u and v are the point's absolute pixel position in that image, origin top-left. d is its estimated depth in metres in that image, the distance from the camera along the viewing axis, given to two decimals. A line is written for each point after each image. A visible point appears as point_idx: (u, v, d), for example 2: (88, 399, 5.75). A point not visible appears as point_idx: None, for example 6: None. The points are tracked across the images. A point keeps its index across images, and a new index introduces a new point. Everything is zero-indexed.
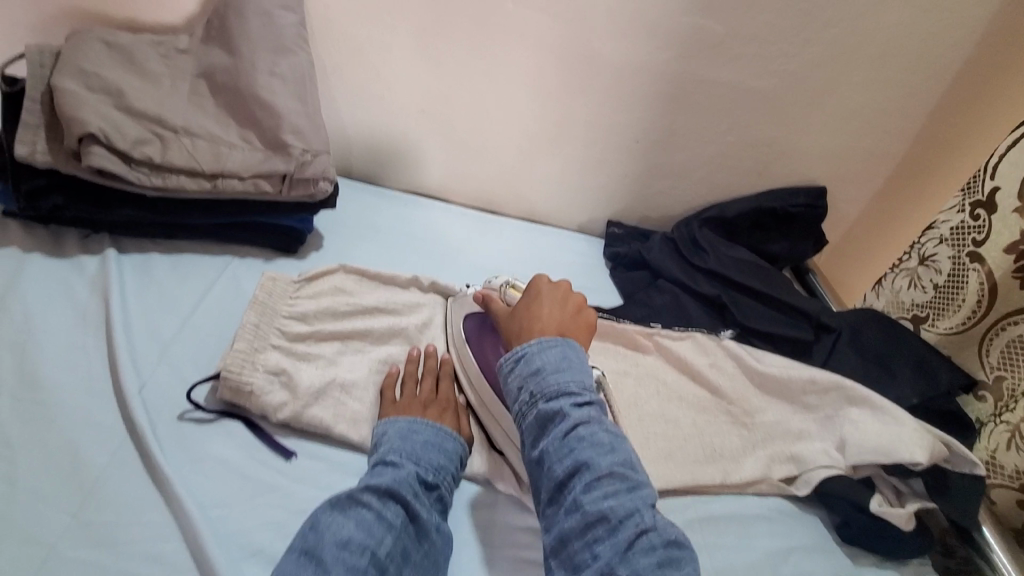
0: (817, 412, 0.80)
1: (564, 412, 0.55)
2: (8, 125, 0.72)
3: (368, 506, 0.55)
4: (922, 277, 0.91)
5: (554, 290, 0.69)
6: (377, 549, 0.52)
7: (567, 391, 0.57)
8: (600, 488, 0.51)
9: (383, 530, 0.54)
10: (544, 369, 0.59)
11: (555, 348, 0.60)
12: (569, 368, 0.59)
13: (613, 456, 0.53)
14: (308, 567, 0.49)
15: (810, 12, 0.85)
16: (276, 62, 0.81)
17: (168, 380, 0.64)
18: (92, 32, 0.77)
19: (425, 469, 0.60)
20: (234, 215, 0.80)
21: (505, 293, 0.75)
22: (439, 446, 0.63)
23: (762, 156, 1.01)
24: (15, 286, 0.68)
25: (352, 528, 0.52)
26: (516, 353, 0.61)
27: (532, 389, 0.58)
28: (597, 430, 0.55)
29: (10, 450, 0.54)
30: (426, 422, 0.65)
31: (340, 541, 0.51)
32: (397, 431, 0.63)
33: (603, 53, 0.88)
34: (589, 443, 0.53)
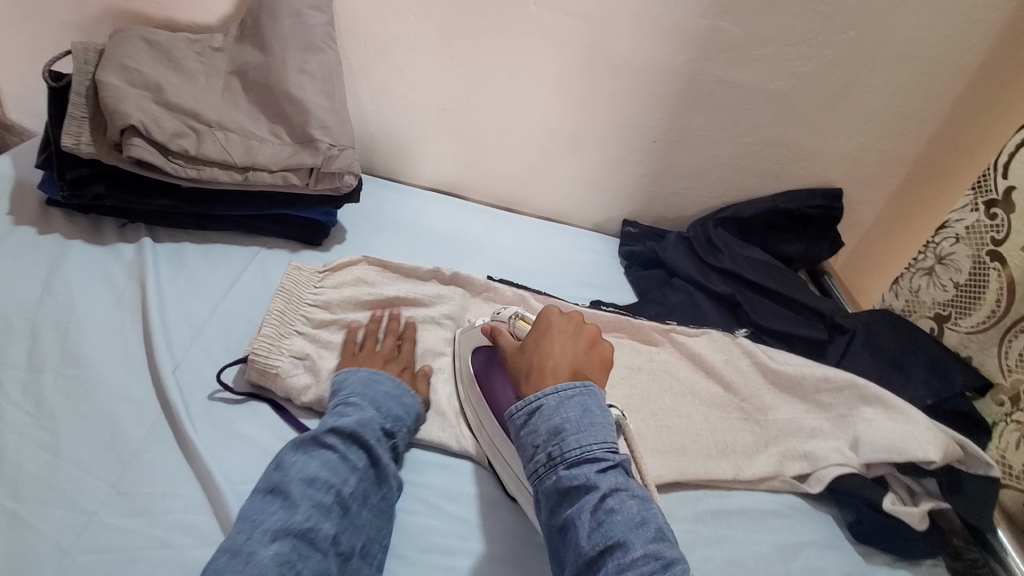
0: (830, 410, 0.81)
1: (591, 482, 0.52)
2: (55, 118, 0.76)
3: (333, 448, 0.58)
4: (940, 275, 0.91)
5: (566, 325, 0.64)
6: (340, 487, 0.55)
7: (591, 456, 0.53)
8: (636, 569, 0.46)
9: (346, 470, 0.57)
10: (564, 429, 0.54)
11: (574, 401, 0.56)
12: (592, 427, 0.54)
13: (646, 531, 0.49)
14: (275, 502, 0.53)
15: (829, 14, 0.86)
16: (306, 59, 0.84)
17: (200, 362, 0.67)
18: (134, 31, 0.81)
19: (385, 417, 0.63)
20: (263, 206, 0.82)
21: (515, 328, 0.69)
22: (399, 396, 0.66)
23: (780, 158, 1.01)
24: (58, 270, 0.71)
25: (317, 467, 0.56)
26: (530, 406, 0.57)
27: (553, 454, 0.54)
28: (626, 500, 0.51)
29: (53, 422, 0.58)
30: (387, 374, 0.68)
31: (306, 478, 0.55)
32: (358, 378, 0.66)
33: (623, 55, 0.90)
34: (620, 517, 0.50)
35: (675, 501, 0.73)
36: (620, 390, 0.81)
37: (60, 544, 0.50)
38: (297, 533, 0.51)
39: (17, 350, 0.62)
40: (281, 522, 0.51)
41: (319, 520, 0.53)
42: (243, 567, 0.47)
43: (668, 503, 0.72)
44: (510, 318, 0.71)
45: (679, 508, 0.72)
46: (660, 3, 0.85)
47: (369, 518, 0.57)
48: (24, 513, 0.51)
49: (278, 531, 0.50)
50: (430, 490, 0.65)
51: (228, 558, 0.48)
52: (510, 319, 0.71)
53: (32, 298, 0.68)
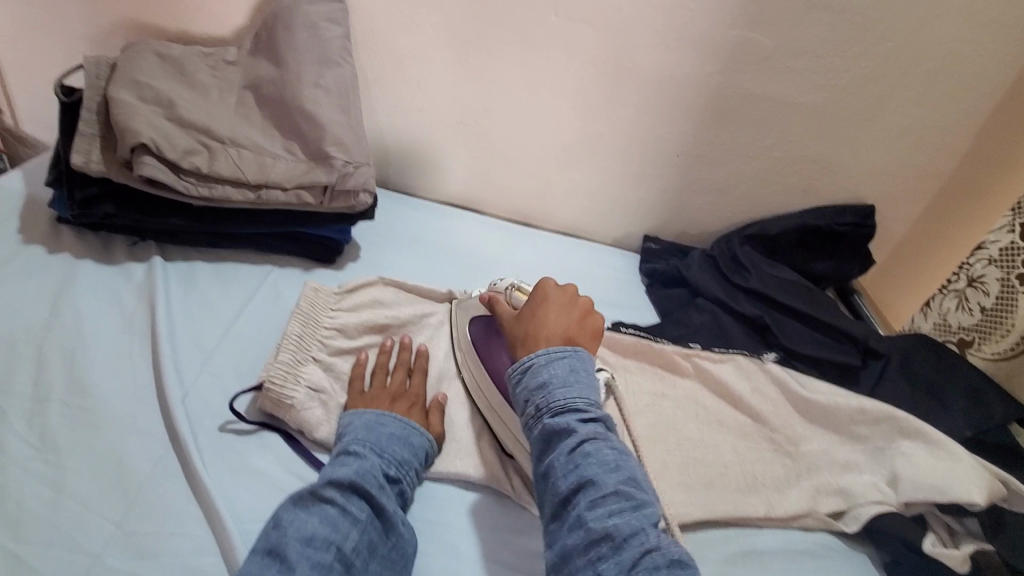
0: (867, 443, 0.77)
1: (571, 427, 0.53)
2: (66, 135, 0.74)
3: (332, 501, 0.53)
4: (970, 298, 0.87)
5: (561, 296, 0.65)
6: (342, 544, 0.51)
7: (573, 407, 0.55)
8: (604, 505, 0.49)
9: (348, 524, 0.52)
10: (551, 383, 0.56)
11: (564, 361, 0.58)
12: (577, 382, 0.57)
13: (619, 474, 0.51)
14: (272, 566, 0.48)
15: (865, 26, 0.82)
16: (321, 74, 0.82)
17: (209, 389, 0.64)
18: (147, 45, 0.80)
19: (388, 463, 0.59)
20: (277, 225, 0.80)
21: (511, 297, 0.72)
22: (403, 439, 0.62)
23: (809, 173, 0.97)
24: (67, 292, 0.70)
25: (316, 524, 0.51)
26: (522, 363, 0.59)
27: (538, 403, 0.56)
28: (603, 446, 0.52)
29: (58, 455, 0.56)
30: (394, 415, 0.64)
31: (304, 537, 0.50)
32: (362, 422, 0.62)
33: (646, 67, 0.87)
34: (595, 460, 0.51)
35: (702, 540, 0.69)
36: (643, 419, 0.78)
37: None
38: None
39: (23, 377, 0.61)
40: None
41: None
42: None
43: (695, 542, 0.69)
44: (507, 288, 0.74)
45: (707, 547, 0.69)
46: (687, 13, 0.81)
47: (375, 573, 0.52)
48: (25, 555, 0.49)
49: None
50: (447, 525, 0.62)
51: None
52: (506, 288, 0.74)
53: (40, 321, 0.66)
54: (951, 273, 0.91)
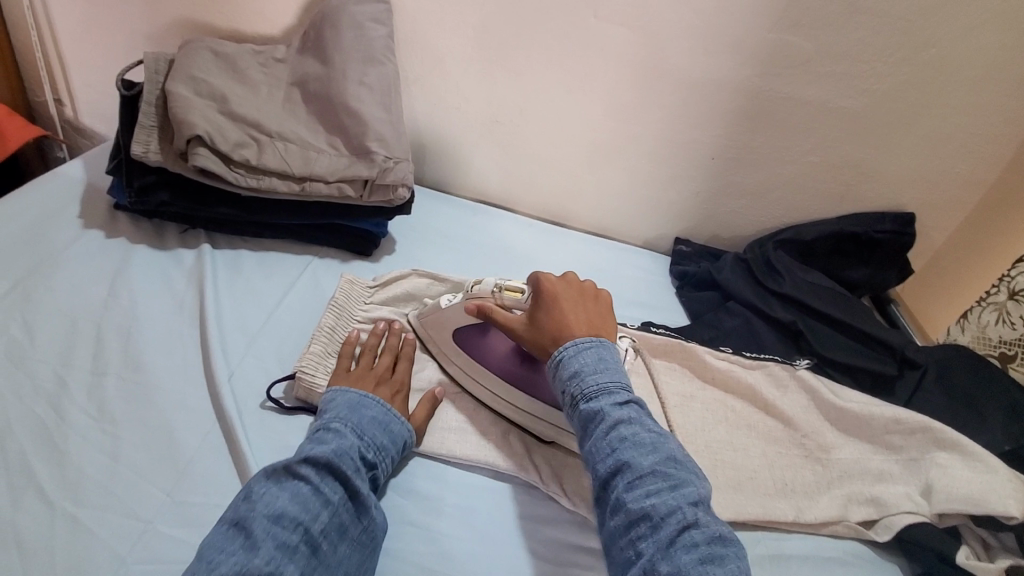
0: (901, 453, 0.76)
1: (604, 412, 0.54)
2: (126, 126, 0.78)
3: (306, 480, 0.54)
4: (1011, 312, 0.84)
5: (566, 288, 0.67)
6: (310, 525, 0.51)
7: (606, 391, 0.56)
8: (642, 486, 0.50)
9: (319, 505, 0.53)
10: (582, 371, 0.58)
11: (592, 350, 0.59)
12: (608, 368, 0.58)
13: (655, 455, 0.52)
14: (236, 540, 0.49)
15: (909, 30, 0.80)
16: (365, 72, 0.84)
17: (253, 371, 0.67)
18: (202, 42, 0.84)
19: (366, 446, 0.60)
20: (318, 216, 0.83)
21: (501, 301, 0.68)
22: (383, 423, 0.62)
23: (848, 179, 0.96)
24: (124, 274, 0.73)
25: (286, 501, 0.52)
26: (554, 355, 0.61)
27: (572, 391, 0.57)
28: (637, 429, 0.53)
29: (114, 426, 0.59)
30: (376, 400, 0.64)
31: (272, 514, 0.50)
32: (345, 401, 0.63)
33: (683, 69, 0.87)
34: (630, 443, 0.52)
35: None
36: (672, 419, 0.77)
37: (117, 552, 0.51)
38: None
39: (83, 353, 0.64)
40: (239, 564, 0.47)
41: (283, 563, 0.48)
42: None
43: None
44: (493, 290, 0.69)
45: None
46: (727, 17, 0.82)
47: (343, 555, 0.53)
48: (85, 519, 0.52)
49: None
50: (477, 513, 0.63)
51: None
52: (490, 291, 0.69)
53: (99, 302, 0.70)
54: (992, 285, 0.88)
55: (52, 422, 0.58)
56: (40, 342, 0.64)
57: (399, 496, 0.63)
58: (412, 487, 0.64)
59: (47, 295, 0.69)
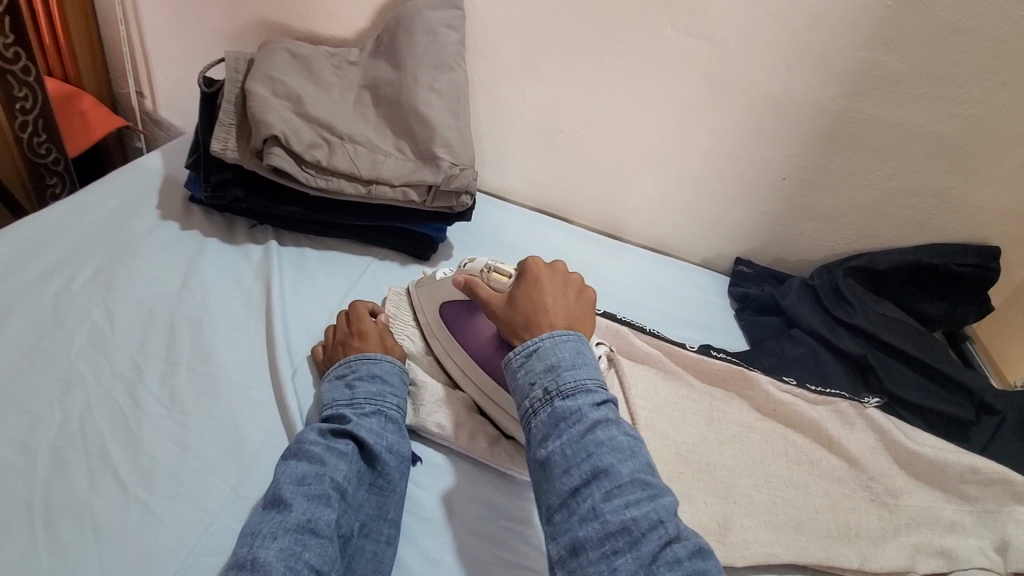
0: (976, 504, 0.72)
1: (582, 413, 0.52)
2: (206, 122, 0.81)
3: (316, 444, 0.56)
4: None
5: (554, 276, 0.66)
6: (333, 475, 0.54)
7: (584, 389, 0.54)
8: (621, 496, 0.48)
9: (336, 459, 0.56)
10: (560, 366, 0.55)
11: (570, 344, 0.57)
12: (585, 365, 0.56)
13: (633, 463, 0.50)
14: (271, 509, 0.52)
15: (1013, 54, 0.75)
16: (436, 77, 0.85)
17: (314, 371, 0.68)
18: (281, 43, 0.86)
19: (362, 403, 0.61)
20: (381, 219, 0.84)
21: (489, 278, 0.70)
22: (371, 375, 0.64)
23: (929, 207, 0.90)
24: (197, 267, 0.76)
25: (302, 466, 0.54)
26: (527, 348, 0.57)
27: (546, 386, 0.54)
28: (616, 433, 0.51)
29: (184, 415, 0.61)
30: (351, 359, 0.65)
31: (295, 478, 0.53)
32: (329, 380, 0.64)
33: (761, 83, 0.84)
34: (609, 448, 0.50)
35: None
36: (728, 448, 0.75)
37: (185, 541, 0.52)
38: (298, 530, 0.50)
39: (159, 342, 0.67)
40: (276, 523, 0.50)
41: (319, 510, 0.51)
42: (253, 573, 0.46)
43: None
44: (482, 270, 0.71)
45: None
46: (812, 33, 0.78)
47: (364, 498, 0.56)
48: (155, 505, 0.54)
49: (277, 531, 0.49)
50: (525, 529, 0.62)
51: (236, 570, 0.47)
52: (480, 269, 0.72)
53: (174, 292, 0.72)
54: None
55: (128, 408, 0.60)
56: (119, 329, 0.67)
57: (446, 504, 0.63)
58: (462, 498, 0.64)
59: (127, 282, 0.72)
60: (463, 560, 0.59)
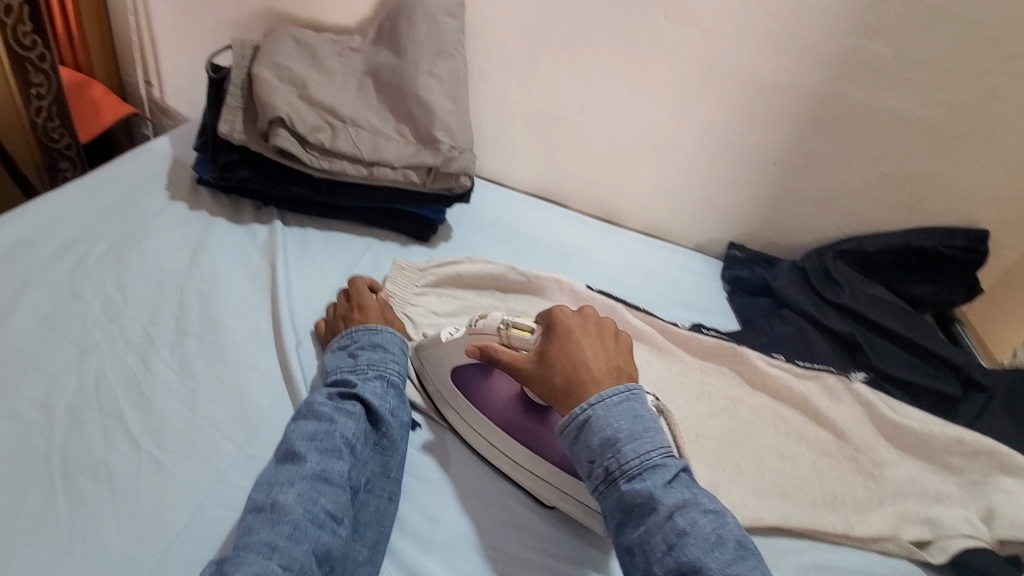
0: (961, 475, 0.74)
1: (655, 499, 0.51)
2: (214, 106, 0.84)
3: (325, 404, 0.59)
4: None
5: (584, 323, 0.64)
6: (341, 432, 0.57)
7: (651, 467, 0.53)
8: None
9: (343, 419, 0.58)
10: (619, 440, 0.54)
11: (626, 412, 0.56)
12: (647, 437, 0.54)
13: (721, 551, 0.48)
14: (285, 461, 0.55)
15: (997, 39, 0.77)
16: (436, 64, 0.87)
17: (317, 343, 0.70)
18: (286, 31, 0.88)
19: (367, 368, 0.64)
20: (382, 201, 0.86)
21: (509, 340, 0.64)
22: (375, 342, 0.66)
23: (917, 191, 0.92)
24: (205, 244, 0.79)
25: (314, 424, 0.58)
26: (580, 420, 0.57)
27: (609, 467, 0.54)
28: (696, 516, 0.50)
29: (193, 381, 0.63)
30: (354, 330, 0.68)
31: (307, 435, 0.57)
32: (333, 349, 0.67)
33: (753, 69, 0.86)
34: (692, 538, 0.49)
35: (774, 548, 0.68)
36: (718, 421, 0.78)
37: (195, 496, 0.55)
38: (313, 478, 0.53)
39: (169, 313, 0.69)
40: (292, 473, 0.53)
41: (330, 462, 0.55)
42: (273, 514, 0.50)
43: (768, 549, 0.68)
44: (499, 326, 0.65)
45: (781, 556, 0.67)
46: (802, 20, 0.81)
47: (371, 456, 0.59)
48: (166, 461, 0.57)
49: (293, 479, 0.53)
50: (520, 493, 0.65)
51: (257, 513, 0.51)
52: (497, 328, 0.65)
53: (183, 267, 0.75)
54: None
55: (140, 374, 0.63)
56: (131, 300, 0.70)
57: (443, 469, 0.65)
58: (459, 463, 0.66)
59: (138, 257, 0.75)
60: (461, 519, 0.62)
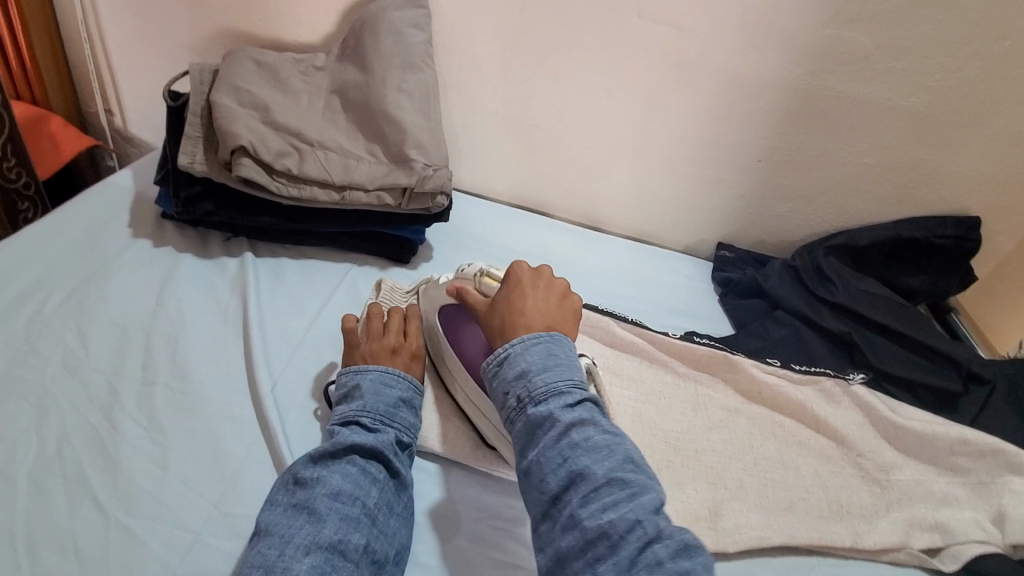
0: (969, 476, 0.72)
1: (553, 417, 0.51)
2: (173, 137, 0.80)
3: (353, 461, 0.56)
4: None
5: (537, 280, 0.63)
6: (366, 500, 0.54)
7: (555, 393, 0.53)
8: (598, 500, 0.47)
9: (369, 484, 0.55)
10: (530, 371, 0.55)
11: (540, 346, 0.56)
12: (556, 367, 0.55)
13: (610, 461, 0.49)
14: (301, 516, 0.52)
15: (982, 21, 0.75)
16: (404, 78, 0.84)
17: (294, 382, 0.67)
18: (245, 52, 0.85)
19: (398, 429, 0.61)
20: (357, 224, 0.83)
21: (481, 285, 0.68)
22: (410, 405, 0.64)
23: (905, 181, 0.90)
24: (172, 283, 0.75)
25: (339, 480, 0.54)
26: (498, 355, 0.57)
27: (519, 394, 0.54)
28: (592, 433, 0.51)
29: (161, 435, 0.60)
30: (398, 374, 0.65)
31: (330, 493, 0.53)
32: (369, 383, 0.63)
33: (730, 67, 0.83)
34: (584, 450, 0.50)
35: (782, 566, 0.65)
36: (716, 434, 0.75)
37: (167, 563, 0.52)
38: (330, 548, 0.50)
39: (134, 361, 0.66)
40: (311, 537, 0.50)
41: (350, 532, 0.51)
42: None
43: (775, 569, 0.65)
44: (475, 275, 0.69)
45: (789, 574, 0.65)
46: (779, 14, 0.78)
47: (395, 527, 0.56)
48: (134, 527, 0.53)
49: (310, 546, 0.49)
50: (515, 526, 0.62)
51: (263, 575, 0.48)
52: (473, 275, 0.69)
53: (148, 310, 0.72)
54: None
55: (104, 431, 0.59)
56: (94, 350, 0.66)
57: (434, 505, 0.63)
58: (450, 500, 0.63)
59: (100, 303, 0.71)
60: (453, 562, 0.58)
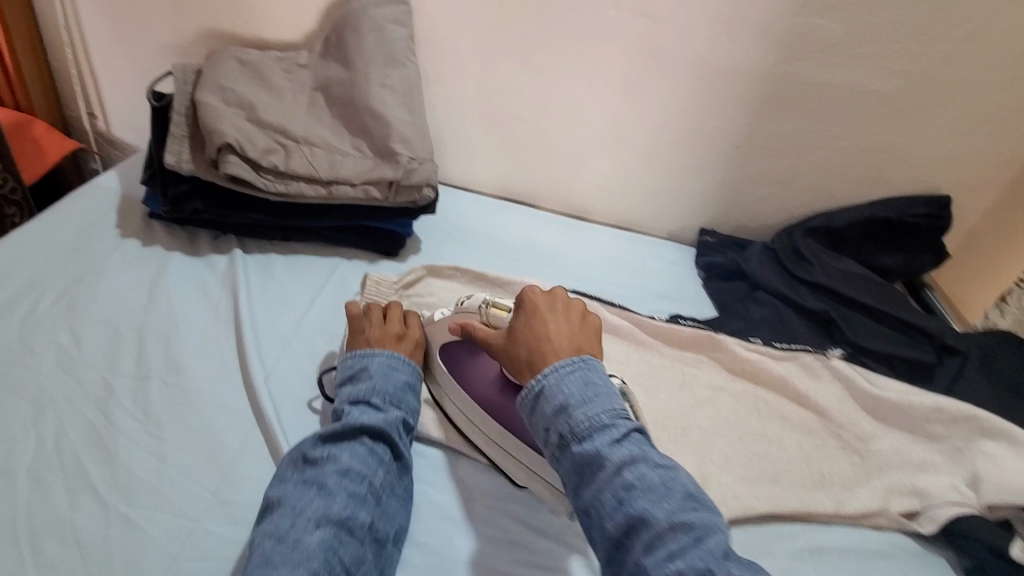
0: (944, 442, 0.75)
1: (602, 455, 0.49)
2: (159, 136, 0.81)
3: (362, 441, 0.57)
4: None
5: (554, 303, 0.62)
6: (373, 479, 0.56)
7: (600, 427, 0.50)
8: (663, 546, 0.44)
9: (376, 463, 0.57)
10: (569, 405, 0.52)
11: (575, 376, 0.54)
12: (597, 398, 0.52)
13: (670, 502, 0.46)
14: (311, 490, 0.53)
15: (943, 6, 0.78)
16: (387, 74, 0.85)
17: (288, 374, 0.68)
18: (228, 51, 0.85)
19: (404, 412, 0.63)
20: (345, 219, 0.84)
21: (488, 317, 0.64)
22: (415, 389, 0.66)
23: (878, 162, 0.93)
24: (162, 281, 0.76)
25: (349, 458, 0.56)
26: (533, 389, 0.55)
27: (561, 431, 0.52)
28: (645, 470, 0.48)
29: (159, 428, 0.61)
30: (403, 358, 0.66)
31: (340, 470, 0.55)
32: (377, 365, 0.64)
33: (706, 56, 0.86)
34: (641, 490, 0.47)
35: (768, 534, 0.68)
36: (701, 411, 0.77)
37: (169, 549, 0.53)
38: (337, 523, 0.51)
39: (128, 358, 0.67)
40: (320, 510, 0.52)
41: (357, 509, 0.53)
42: (294, 553, 0.48)
43: (761, 538, 0.67)
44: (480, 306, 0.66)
45: (775, 541, 0.67)
46: (751, 2, 0.80)
47: (396, 507, 0.57)
48: (135, 516, 0.54)
49: (319, 520, 0.51)
50: (509, 505, 0.64)
51: (274, 543, 0.49)
52: (477, 307, 0.66)
53: (140, 308, 0.72)
54: None
55: (101, 426, 0.60)
56: (87, 348, 0.67)
57: (429, 488, 0.64)
58: (444, 483, 0.65)
59: (92, 302, 0.72)
60: (449, 542, 0.60)
